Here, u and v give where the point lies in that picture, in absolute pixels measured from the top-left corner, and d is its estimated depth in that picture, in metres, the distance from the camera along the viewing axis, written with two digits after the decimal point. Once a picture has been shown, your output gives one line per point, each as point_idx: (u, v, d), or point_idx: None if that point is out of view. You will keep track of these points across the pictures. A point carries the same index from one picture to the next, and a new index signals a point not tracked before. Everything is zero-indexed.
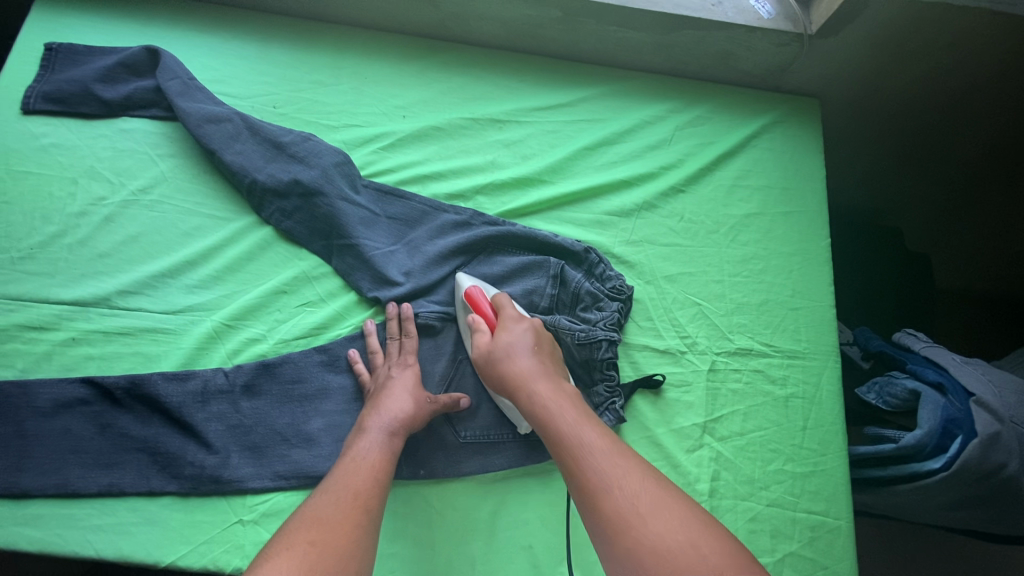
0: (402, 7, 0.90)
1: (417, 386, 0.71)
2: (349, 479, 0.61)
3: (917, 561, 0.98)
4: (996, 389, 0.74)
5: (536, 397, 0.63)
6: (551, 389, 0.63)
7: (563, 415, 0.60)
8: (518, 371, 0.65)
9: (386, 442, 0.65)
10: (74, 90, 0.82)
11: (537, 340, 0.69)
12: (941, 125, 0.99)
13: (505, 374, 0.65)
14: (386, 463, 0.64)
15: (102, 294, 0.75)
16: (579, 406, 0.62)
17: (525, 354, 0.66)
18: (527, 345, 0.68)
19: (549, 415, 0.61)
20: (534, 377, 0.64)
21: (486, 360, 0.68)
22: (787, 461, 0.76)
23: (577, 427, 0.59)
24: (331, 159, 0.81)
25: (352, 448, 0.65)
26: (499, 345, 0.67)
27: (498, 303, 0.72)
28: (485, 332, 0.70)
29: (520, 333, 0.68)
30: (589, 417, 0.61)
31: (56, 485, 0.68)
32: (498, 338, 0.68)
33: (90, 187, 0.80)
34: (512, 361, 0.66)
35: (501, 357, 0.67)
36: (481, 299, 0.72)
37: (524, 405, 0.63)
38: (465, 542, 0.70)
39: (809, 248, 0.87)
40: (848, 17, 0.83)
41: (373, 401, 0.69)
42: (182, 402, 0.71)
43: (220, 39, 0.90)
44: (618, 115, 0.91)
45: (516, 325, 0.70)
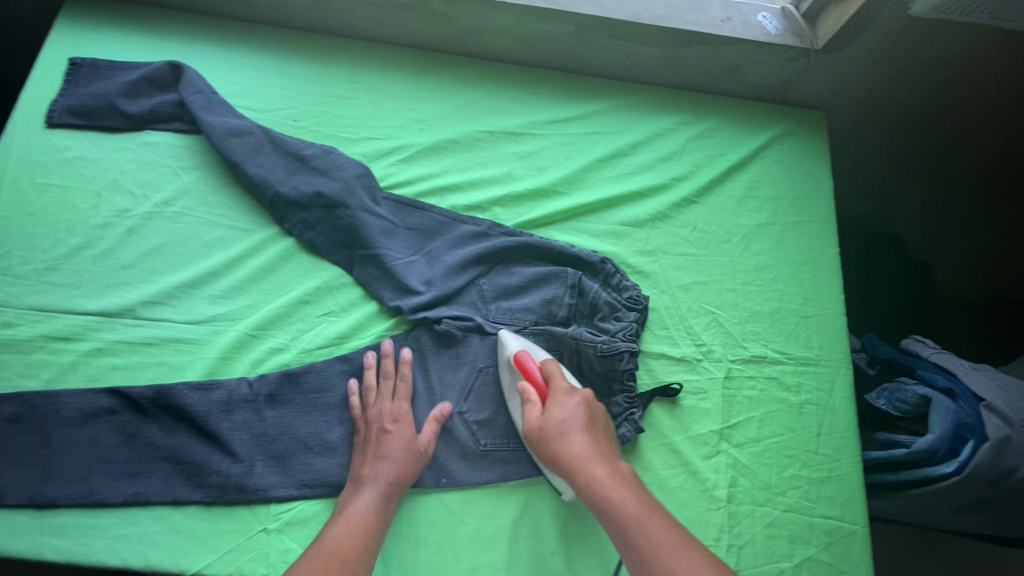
0: (419, 23, 0.92)
1: (411, 438, 0.72)
2: (340, 543, 0.64)
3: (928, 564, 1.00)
4: (1005, 393, 0.75)
5: (595, 483, 0.64)
6: (609, 474, 0.64)
7: (624, 504, 0.62)
8: (575, 453, 0.65)
9: (379, 501, 0.68)
10: (98, 104, 0.83)
11: (588, 414, 0.69)
12: (943, 135, 1.02)
13: (561, 457, 0.66)
14: (376, 523, 0.67)
15: (127, 304, 0.76)
16: (636, 490, 0.64)
17: (579, 434, 0.67)
18: (581, 422, 0.68)
19: (610, 502, 0.62)
20: (591, 461, 0.65)
21: (540, 437, 0.67)
22: (802, 467, 0.77)
23: (640, 517, 0.61)
24: (352, 172, 0.83)
25: (348, 506, 0.67)
26: (554, 423, 0.67)
27: (548, 372, 0.72)
28: (536, 404, 0.70)
29: (573, 410, 0.68)
30: (647, 503, 0.63)
31: (82, 494, 0.69)
32: (551, 415, 0.68)
33: (114, 199, 0.81)
34: (567, 442, 0.66)
35: (556, 437, 0.67)
36: (531, 366, 0.72)
37: (581, 490, 0.64)
38: (488, 550, 0.70)
39: (819, 257, 0.88)
40: (854, 33, 0.85)
41: (368, 453, 0.71)
42: (207, 411, 0.72)
43: (240, 52, 0.91)
44: (630, 127, 0.93)
45: (568, 398, 0.69)
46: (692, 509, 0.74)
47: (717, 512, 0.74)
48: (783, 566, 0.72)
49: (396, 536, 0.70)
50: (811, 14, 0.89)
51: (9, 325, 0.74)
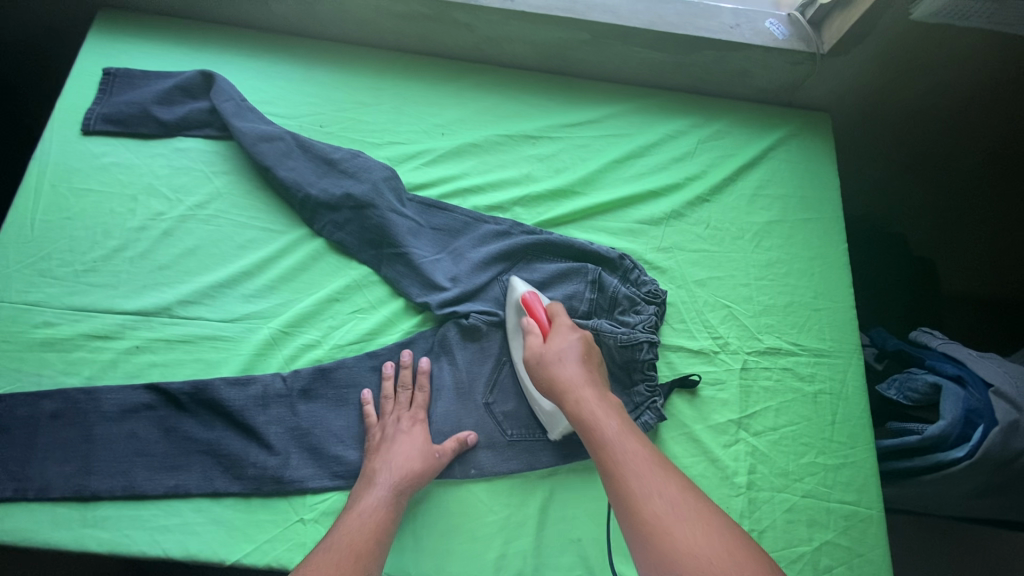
0: (439, 32, 0.95)
1: (427, 442, 0.73)
2: (352, 538, 0.64)
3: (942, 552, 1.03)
4: (1013, 378, 0.78)
5: (583, 404, 0.66)
6: (598, 398, 0.67)
7: (607, 427, 0.64)
8: (566, 377, 0.69)
9: (391, 500, 0.69)
10: (133, 112, 0.87)
11: (585, 349, 0.72)
12: (944, 134, 1.05)
13: (553, 380, 0.69)
14: (387, 523, 0.67)
15: (164, 304, 0.79)
16: (621, 417, 0.66)
17: (573, 362, 0.70)
18: (577, 354, 0.71)
19: (594, 423, 0.65)
20: (582, 386, 0.68)
21: (536, 363, 0.71)
22: (817, 454, 0.80)
23: (620, 439, 0.63)
24: (380, 174, 0.86)
25: (359, 503, 0.68)
26: (551, 351, 0.71)
27: (552, 312, 0.77)
28: (537, 336, 0.74)
29: (572, 343, 0.72)
30: (631, 429, 0.65)
31: (123, 486, 0.71)
32: (550, 345, 0.72)
33: (148, 203, 0.84)
34: (560, 368, 0.70)
35: (551, 363, 0.70)
36: (536, 304, 0.77)
37: (568, 410, 0.67)
38: (518, 537, 0.72)
39: (828, 252, 0.92)
40: (858, 37, 0.89)
41: (381, 454, 0.72)
42: (244, 405, 0.75)
43: (267, 62, 0.94)
44: (643, 130, 0.97)
45: (568, 333, 0.74)
46: (713, 495, 0.76)
47: (738, 498, 0.76)
48: (803, 550, 0.75)
49: (428, 524, 0.72)
50: (816, 19, 0.93)
51: (50, 324, 0.76)
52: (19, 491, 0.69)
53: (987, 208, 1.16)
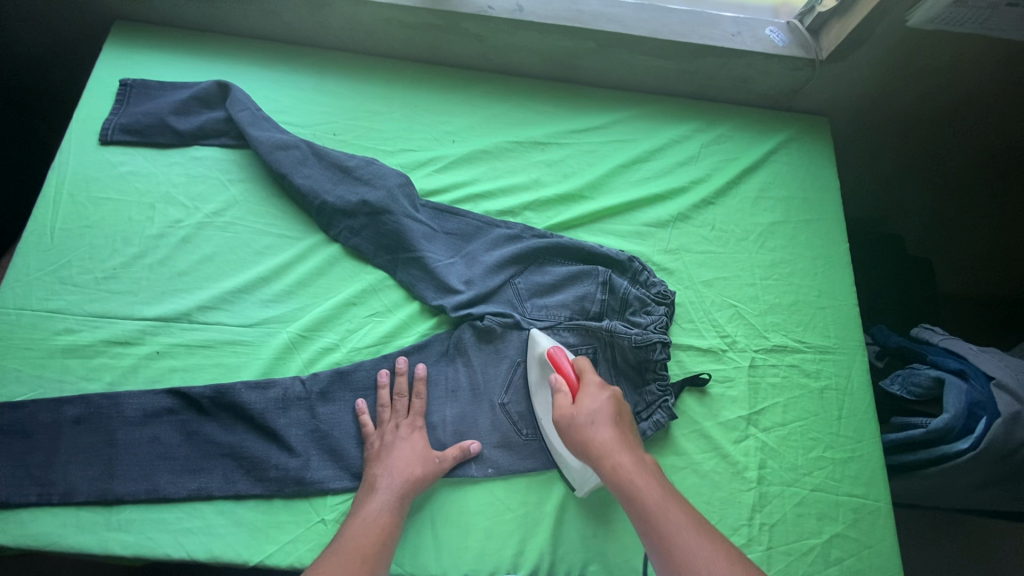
0: (448, 42, 0.98)
1: (426, 448, 0.75)
2: (359, 540, 0.64)
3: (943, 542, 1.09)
4: (1013, 371, 0.80)
5: (621, 473, 0.64)
6: (636, 464, 0.65)
7: (650, 498, 0.62)
8: (601, 443, 0.66)
9: (395, 503, 0.69)
10: (150, 122, 0.88)
11: (617, 408, 0.70)
12: (939, 137, 1.09)
13: (587, 445, 0.67)
14: (392, 525, 0.68)
15: (183, 309, 0.80)
16: (661, 483, 0.64)
17: (607, 424, 0.68)
18: (609, 414, 0.68)
19: (635, 494, 0.63)
20: (618, 452, 0.65)
21: (569, 426, 0.69)
22: (825, 448, 0.82)
23: (664, 510, 0.61)
24: (394, 180, 0.88)
25: (363, 507, 0.68)
26: (583, 413, 0.69)
27: (579, 366, 0.74)
28: (565, 394, 0.72)
29: (603, 402, 0.69)
30: (672, 496, 0.63)
31: (147, 490, 0.72)
32: (581, 407, 0.69)
33: (166, 211, 0.85)
34: (594, 432, 0.67)
35: (584, 427, 0.68)
36: (562, 360, 0.74)
37: (607, 479, 0.65)
38: (536, 534, 0.74)
39: (830, 252, 0.94)
40: (856, 44, 0.92)
41: (382, 460, 0.73)
42: (265, 408, 0.76)
43: (281, 72, 0.96)
44: (648, 135, 0.99)
45: (599, 391, 0.71)
46: (725, 490, 0.78)
47: (749, 492, 0.78)
48: (814, 542, 0.76)
49: (448, 523, 0.73)
50: (814, 27, 0.96)
51: (72, 331, 0.77)
52: (44, 496, 0.70)
53: (982, 209, 1.19)
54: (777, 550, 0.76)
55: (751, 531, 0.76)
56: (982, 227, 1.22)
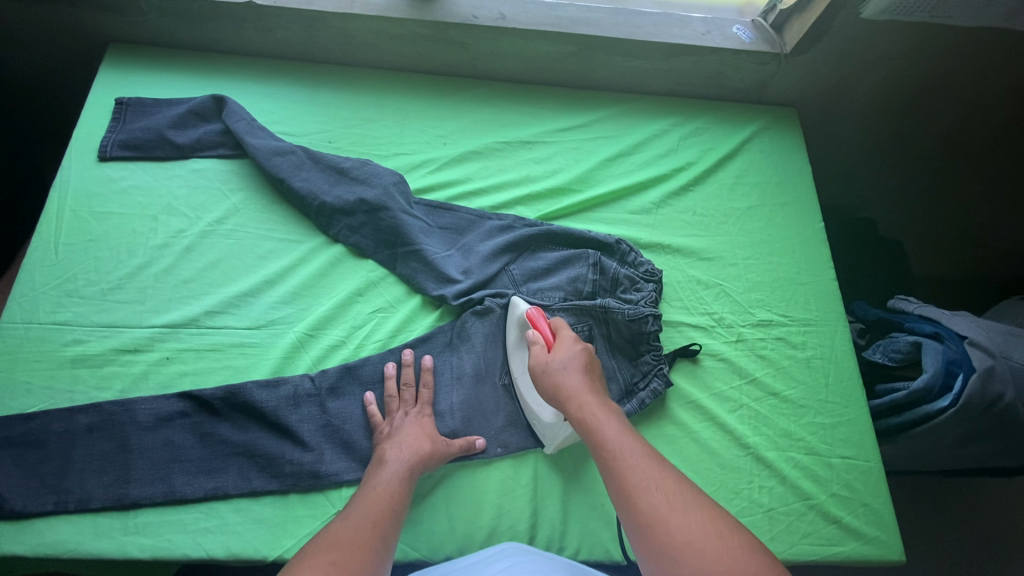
0: (435, 51, 1.02)
1: (434, 431, 0.76)
2: (370, 510, 0.66)
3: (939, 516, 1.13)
4: (982, 330, 0.86)
5: (586, 412, 0.69)
6: (600, 406, 0.70)
7: (612, 434, 0.67)
8: (570, 387, 0.72)
9: (405, 480, 0.70)
10: (149, 137, 0.91)
11: (588, 360, 0.75)
12: (899, 121, 1.16)
13: (556, 388, 0.72)
14: (402, 500, 0.69)
15: (191, 315, 0.81)
16: (622, 423, 0.69)
17: (577, 373, 0.73)
18: (580, 364, 0.74)
19: (596, 429, 0.68)
20: (585, 395, 0.71)
21: (542, 372, 0.74)
22: (815, 414, 0.86)
23: (622, 443, 0.66)
24: (389, 179, 0.91)
25: (373, 482, 0.70)
26: (555, 361, 0.74)
27: (555, 325, 0.79)
28: (541, 346, 0.77)
29: (575, 352, 0.75)
30: (631, 434, 0.68)
31: (163, 492, 0.73)
32: (554, 356, 0.75)
33: (169, 222, 0.87)
34: (566, 377, 0.72)
35: (556, 373, 0.73)
36: (539, 319, 0.79)
37: (572, 417, 0.70)
38: (548, 510, 0.76)
39: (807, 231, 1.00)
40: (816, 37, 0.98)
41: (392, 441, 0.74)
42: (276, 406, 0.78)
43: (274, 85, 1.00)
44: (630, 131, 1.05)
45: (572, 343, 0.76)
46: (723, 456, 0.82)
47: (746, 458, 0.82)
48: (812, 502, 0.80)
49: (462, 504, 0.75)
50: (777, 24, 1.02)
51: (80, 341, 0.78)
52: (60, 505, 0.70)
53: (943, 188, 1.28)
54: (777, 511, 0.80)
55: (752, 494, 0.80)
56: (944, 206, 1.30)
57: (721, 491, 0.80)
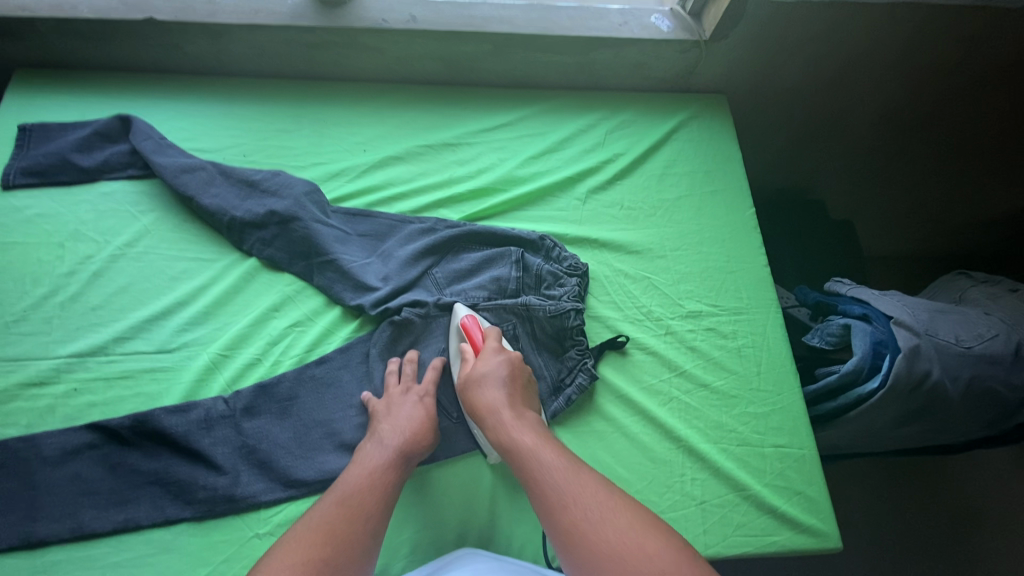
0: (352, 57, 1.00)
1: (431, 414, 0.75)
2: (347, 493, 0.66)
3: (875, 512, 1.15)
4: (909, 309, 0.85)
5: (500, 424, 0.70)
6: (514, 416, 0.71)
7: (526, 440, 0.68)
8: (487, 401, 0.72)
9: (393, 457, 0.70)
10: (52, 162, 0.88)
11: (510, 371, 0.76)
12: (830, 99, 1.13)
13: (475, 404, 0.73)
14: (387, 480, 0.68)
15: (99, 343, 0.79)
16: (539, 431, 0.70)
17: (495, 385, 0.73)
18: (500, 375, 0.74)
19: (512, 442, 0.68)
20: (500, 407, 0.71)
21: (464, 386, 0.75)
22: (747, 404, 0.85)
23: (537, 452, 0.66)
24: (301, 189, 0.89)
25: (362, 461, 0.69)
26: (476, 375, 0.75)
27: (487, 334, 0.80)
28: (469, 359, 0.78)
29: (496, 363, 0.75)
30: (547, 440, 0.68)
31: (71, 528, 0.70)
32: (475, 369, 0.75)
33: (77, 248, 0.85)
34: (481, 390, 0.73)
35: (475, 388, 0.74)
36: (473, 328, 0.80)
37: (488, 431, 0.71)
38: (471, 517, 0.75)
39: (736, 219, 0.98)
40: (732, 21, 0.97)
41: (389, 417, 0.75)
42: (187, 430, 0.76)
43: (188, 102, 0.97)
44: (556, 127, 1.03)
45: (496, 355, 0.77)
46: (653, 450, 0.81)
47: (676, 451, 0.81)
48: (747, 493, 0.79)
49: None
50: (695, 11, 1.01)
51: None
52: None
53: (883, 164, 1.28)
54: (710, 503, 0.78)
55: (683, 487, 0.79)
56: (892, 189, 1.33)
57: (652, 485, 0.79)
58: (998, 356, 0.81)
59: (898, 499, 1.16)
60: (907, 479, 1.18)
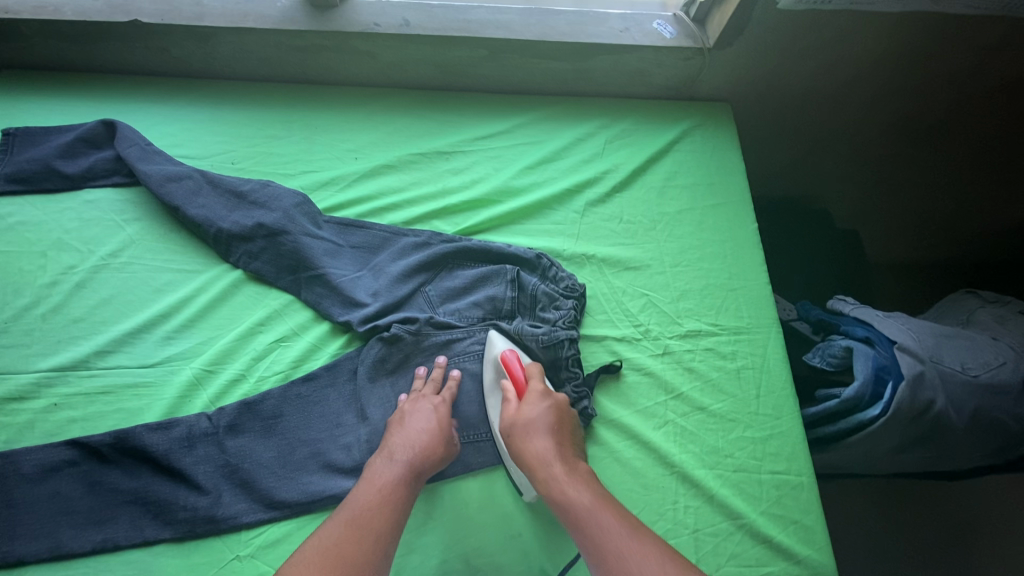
0: (344, 62, 0.97)
1: (444, 429, 0.74)
2: (358, 510, 0.63)
3: (873, 535, 1.13)
4: (913, 333, 0.82)
5: (553, 481, 0.66)
6: (567, 473, 0.66)
7: (582, 501, 0.64)
8: (537, 453, 0.68)
9: (405, 474, 0.68)
10: (35, 169, 0.86)
11: (557, 418, 0.72)
12: (837, 109, 1.10)
13: (523, 456, 0.69)
14: (399, 497, 0.66)
15: (79, 357, 0.78)
16: (594, 489, 0.66)
17: (544, 434, 0.69)
18: (548, 422, 0.70)
19: (566, 499, 0.64)
20: (551, 459, 0.67)
21: (508, 432, 0.71)
22: (744, 428, 0.82)
23: (595, 514, 0.62)
24: (290, 201, 0.87)
25: (372, 477, 0.67)
26: (521, 420, 0.71)
27: (530, 373, 0.76)
28: (512, 401, 0.74)
29: (543, 409, 0.71)
30: (604, 500, 0.64)
31: (49, 547, 0.69)
32: (521, 413, 0.71)
33: (59, 258, 0.83)
34: (529, 440, 0.69)
35: (521, 436, 0.70)
36: (514, 366, 0.77)
37: (539, 487, 0.66)
38: (456, 542, 0.72)
39: (738, 235, 0.95)
40: (738, 29, 0.93)
41: (402, 430, 0.72)
42: (169, 448, 0.74)
43: (176, 106, 0.95)
44: (554, 136, 1.00)
45: (541, 398, 0.73)
46: (647, 476, 0.79)
47: (671, 476, 0.79)
48: (741, 521, 0.77)
49: None
50: (699, 17, 0.98)
51: None
52: None
53: (890, 172, 1.24)
54: (703, 532, 0.76)
55: (677, 514, 0.77)
56: (899, 196, 1.29)
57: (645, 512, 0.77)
58: (1005, 386, 0.78)
59: (897, 520, 1.14)
60: (908, 500, 1.16)
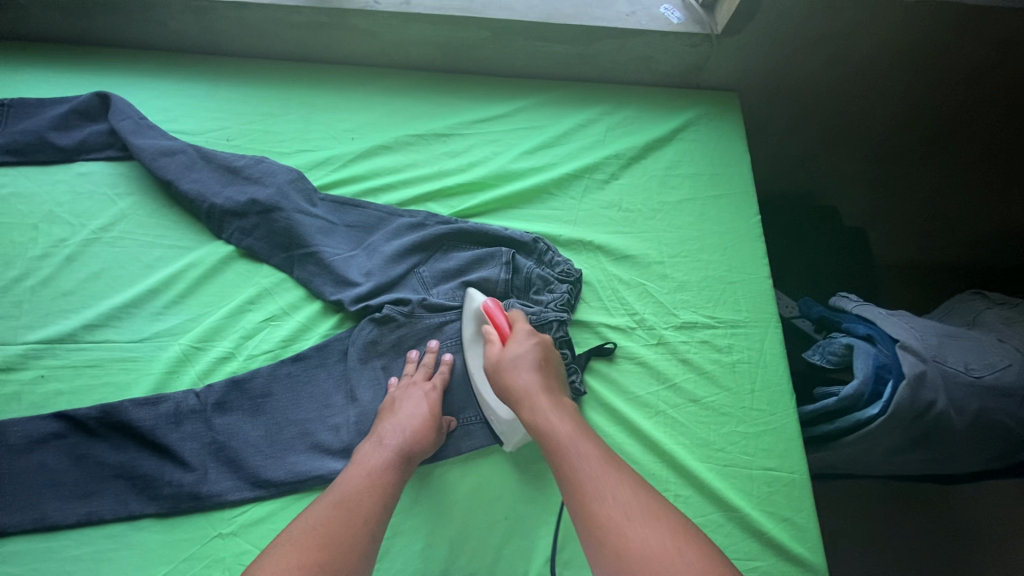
0: (343, 40, 0.96)
1: (436, 413, 0.72)
2: (346, 494, 0.62)
3: (869, 536, 1.11)
4: (917, 332, 0.80)
5: (536, 410, 0.64)
6: (552, 403, 0.65)
7: (563, 431, 0.62)
8: (522, 385, 0.66)
9: (394, 458, 0.67)
10: (28, 140, 0.86)
11: (544, 355, 0.70)
12: (847, 100, 1.07)
13: (508, 387, 0.67)
14: (388, 482, 0.65)
15: (68, 330, 0.77)
16: (577, 421, 0.64)
17: (529, 369, 0.68)
18: (534, 359, 0.69)
19: (547, 428, 0.62)
20: (536, 390, 0.66)
21: (495, 368, 0.70)
22: (738, 423, 0.81)
23: (574, 444, 0.61)
24: (285, 177, 0.86)
25: (361, 461, 0.66)
26: (506, 356, 0.69)
27: (513, 319, 0.75)
28: (496, 341, 0.72)
29: (529, 347, 0.70)
30: (587, 432, 0.63)
31: (33, 519, 0.68)
32: (506, 351, 0.70)
33: (51, 230, 0.83)
34: (514, 372, 0.67)
35: (506, 370, 0.68)
36: (498, 312, 0.75)
37: (523, 415, 0.65)
38: (441, 525, 0.71)
39: (740, 226, 0.93)
40: (747, 15, 0.91)
41: (394, 415, 0.72)
42: (156, 424, 0.73)
43: (172, 82, 0.94)
44: (554, 121, 0.99)
45: (526, 337, 0.71)
46: (637, 465, 0.77)
47: (661, 467, 0.77)
48: (732, 515, 0.75)
49: None
50: (707, 3, 0.95)
51: None
52: None
53: (899, 169, 1.21)
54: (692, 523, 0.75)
55: None
56: (908, 194, 1.26)
57: None
58: (1009, 389, 0.76)
59: (894, 522, 1.12)
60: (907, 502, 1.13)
